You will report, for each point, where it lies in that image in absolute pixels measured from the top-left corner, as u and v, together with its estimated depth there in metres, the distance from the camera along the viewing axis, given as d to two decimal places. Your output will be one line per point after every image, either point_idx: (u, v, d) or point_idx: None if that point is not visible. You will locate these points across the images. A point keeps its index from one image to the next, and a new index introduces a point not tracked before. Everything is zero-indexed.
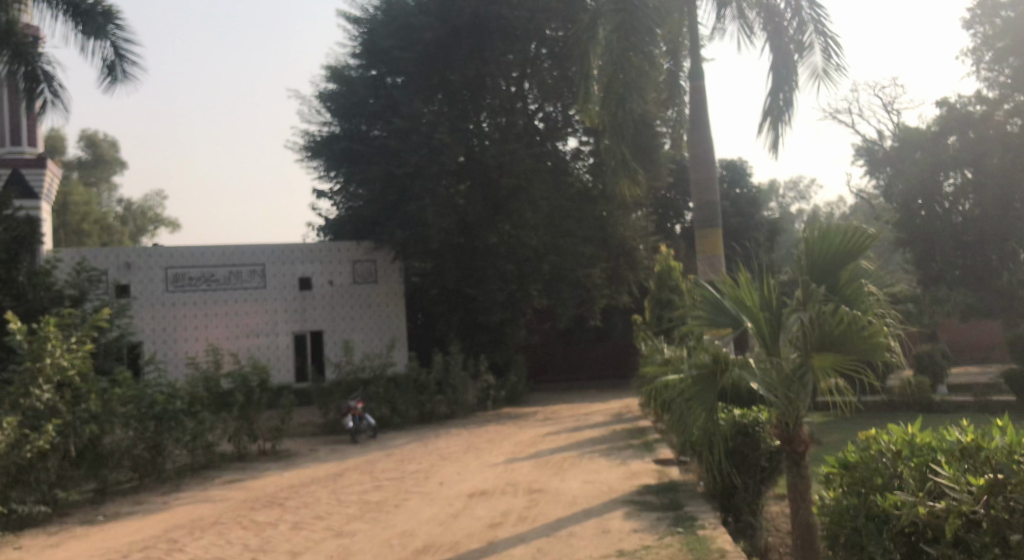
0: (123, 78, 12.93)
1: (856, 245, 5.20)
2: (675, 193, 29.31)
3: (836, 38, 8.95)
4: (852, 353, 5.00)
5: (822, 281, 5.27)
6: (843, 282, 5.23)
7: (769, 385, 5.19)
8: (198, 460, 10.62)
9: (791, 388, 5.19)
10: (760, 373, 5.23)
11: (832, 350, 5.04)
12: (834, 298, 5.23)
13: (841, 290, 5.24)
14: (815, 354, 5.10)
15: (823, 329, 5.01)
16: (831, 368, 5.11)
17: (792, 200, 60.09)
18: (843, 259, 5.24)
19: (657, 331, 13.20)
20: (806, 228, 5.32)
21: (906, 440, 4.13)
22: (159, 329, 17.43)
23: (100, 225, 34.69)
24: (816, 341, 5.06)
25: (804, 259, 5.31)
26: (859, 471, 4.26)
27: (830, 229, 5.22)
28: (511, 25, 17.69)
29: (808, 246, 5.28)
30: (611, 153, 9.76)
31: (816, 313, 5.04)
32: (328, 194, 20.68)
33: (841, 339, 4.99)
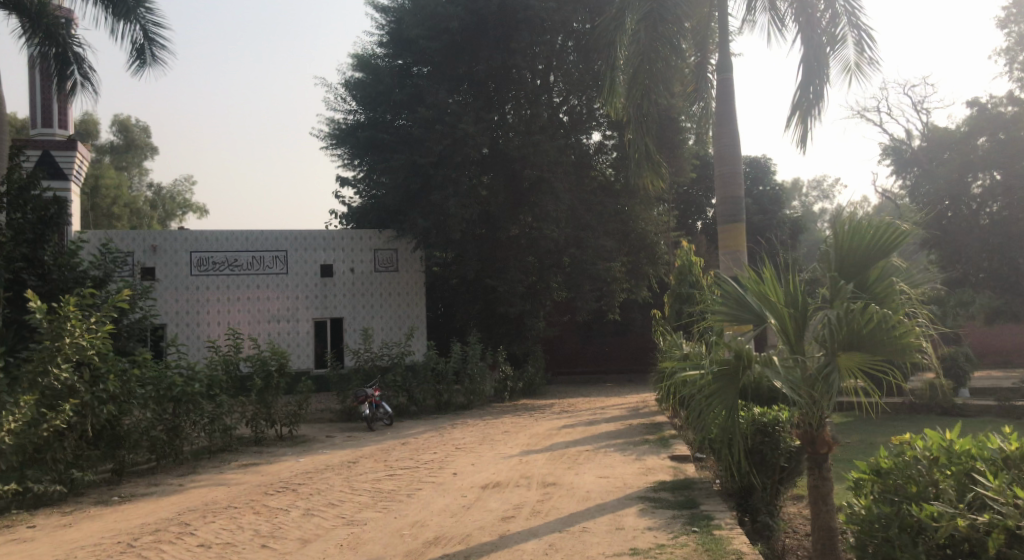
0: (151, 62, 12.97)
1: (888, 241, 5.08)
2: (698, 189, 29.06)
3: (870, 32, 8.75)
4: (880, 353, 4.86)
5: (850, 277, 5.17)
6: (872, 279, 5.10)
7: (793, 384, 5.09)
8: (215, 443, 10.67)
9: (815, 388, 5.08)
10: (783, 372, 5.13)
11: (859, 350, 4.91)
12: (863, 295, 5.10)
13: (870, 287, 5.11)
14: (840, 353, 4.97)
15: (851, 327, 4.89)
16: (857, 368, 4.97)
17: (816, 199, 59.48)
18: (873, 256, 5.12)
19: (676, 326, 13.07)
20: (836, 223, 5.22)
21: (943, 448, 4.12)
22: (182, 312, 17.61)
23: (128, 208, 35.04)
24: (842, 340, 4.93)
25: (832, 254, 5.20)
26: (892, 478, 4.22)
27: (861, 224, 5.12)
28: (538, 16, 17.53)
29: (837, 241, 5.17)
30: (636, 145, 9.63)
31: (843, 310, 4.92)
32: (351, 182, 20.69)
33: (868, 337, 4.85)
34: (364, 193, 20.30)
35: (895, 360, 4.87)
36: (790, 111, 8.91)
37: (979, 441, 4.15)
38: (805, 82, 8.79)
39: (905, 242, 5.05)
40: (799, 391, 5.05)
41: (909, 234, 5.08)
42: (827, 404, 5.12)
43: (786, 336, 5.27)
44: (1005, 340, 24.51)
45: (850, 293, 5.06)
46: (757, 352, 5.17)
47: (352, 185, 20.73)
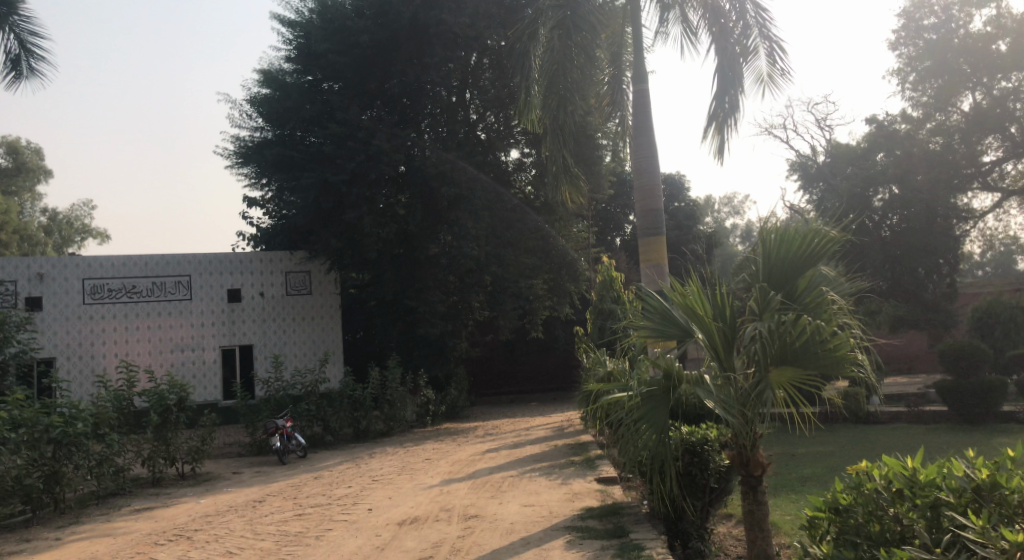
0: (29, 74, 12.06)
1: (817, 248, 4.90)
2: (615, 206, 29.31)
3: (782, 43, 8.74)
4: (813, 368, 4.66)
5: (780, 288, 4.95)
6: (801, 290, 4.90)
7: (726, 403, 4.83)
8: (105, 488, 9.73)
9: (748, 405, 4.86)
10: (717, 391, 4.86)
11: (792, 364, 4.70)
12: (793, 306, 4.89)
13: (800, 297, 4.91)
14: (772, 369, 4.73)
15: (783, 341, 4.67)
16: (789, 384, 4.77)
17: (727, 216, 61.49)
18: (802, 264, 4.92)
19: (599, 343, 12.83)
20: (764, 231, 5.01)
21: (908, 478, 3.76)
22: (74, 344, 16.36)
23: (19, 235, 32.84)
24: (775, 355, 4.70)
25: (761, 263, 4.99)
26: (854, 517, 3.86)
27: (787, 231, 4.93)
28: (451, 31, 17.24)
29: (765, 249, 4.98)
30: (554, 158, 9.34)
31: (774, 323, 4.69)
32: (260, 202, 19.79)
33: (801, 351, 4.65)
34: (274, 214, 19.40)
35: (829, 374, 4.69)
36: (707, 122, 8.84)
37: (945, 468, 3.83)
38: (720, 93, 8.72)
39: (833, 249, 4.88)
40: (733, 411, 4.81)
41: (838, 240, 4.91)
42: (759, 422, 4.91)
43: (715, 352, 5.04)
44: (908, 347, 25.41)
45: (778, 305, 4.84)
46: (685, 371, 4.93)
47: (261, 206, 19.83)
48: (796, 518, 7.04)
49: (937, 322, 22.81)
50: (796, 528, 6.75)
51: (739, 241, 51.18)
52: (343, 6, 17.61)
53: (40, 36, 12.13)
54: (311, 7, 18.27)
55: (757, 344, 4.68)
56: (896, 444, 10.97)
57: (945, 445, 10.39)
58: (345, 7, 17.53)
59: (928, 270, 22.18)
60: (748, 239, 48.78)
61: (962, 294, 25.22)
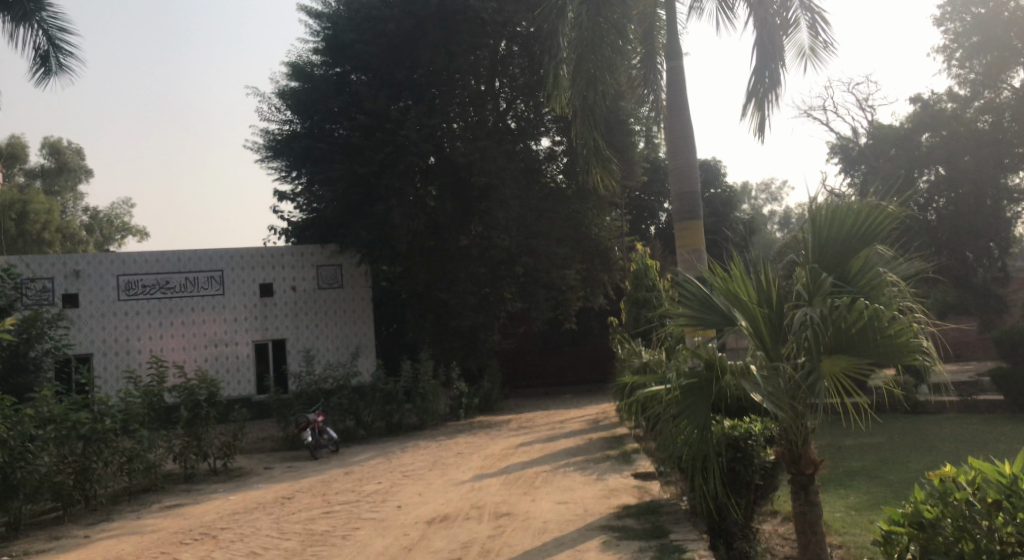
0: (57, 71, 12.04)
1: (872, 226, 4.52)
2: (649, 194, 28.79)
3: (824, 14, 8.28)
4: (871, 356, 4.28)
5: (831, 269, 4.58)
6: (854, 272, 4.52)
7: (775, 397, 4.45)
8: (136, 484, 9.67)
9: (798, 399, 4.51)
10: (764, 384, 4.47)
11: (848, 353, 4.31)
12: (846, 289, 4.50)
13: (854, 279, 4.52)
14: (825, 358, 4.34)
15: (837, 327, 4.29)
16: (842, 374, 4.40)
17: (763, 202, 60.50)
18: (856, 243, 4.54)
19: (634, 333, 12.46)
20: (814, 208, 4.63)
21: (1009, 486, 3.40)
22: (110, 340, 16.45)
23: (61, 234, 33.37)
24: (828, 344, 4.32)
25: (811, 241, 4.61)
26: (943, 533, 3.50)
27: (839, 208, 4.55)
28: (479, 18, 16.93)
29: (814, 227, 4.60)
30: (584, 141, 8.97)
31: (826, 308, 4.32)
32: (290, 196, 19.72)
33: (858, 338, 4.28)
34: (304, 207, 19.31)
35: (890, 363, 4.30)
36: (746, 99, 8.42)
37: None
38: (759, 68, 8.31)
39: (890, 225, 4.48)
40: (781, 404, 4.45)
41: (895, 218, 4.53)
42: (811, 417, 4.53)
43: (760, 340, 4.69)
44: (956, 333, 24.53)
45: (830, 288, 4.47)
46: (729, 362, 4.59)
47: (291, 200, 19.77)
48: (847, 516, 6.63)
49: (988, 308, 21.97)
50: (847, 526, 6.35)
51: (778, 228, 50.18)
52: None
53: (67, 32, 12.10)
54: None
55: (809, 331, 4.29)
56: (949, 435, 10.44)
57: (1003, 438, 9.85)
58: None
59: (977, 253, 21.24)
60: (785, 225, 47.87)
61: (1014, 279, 24.25)
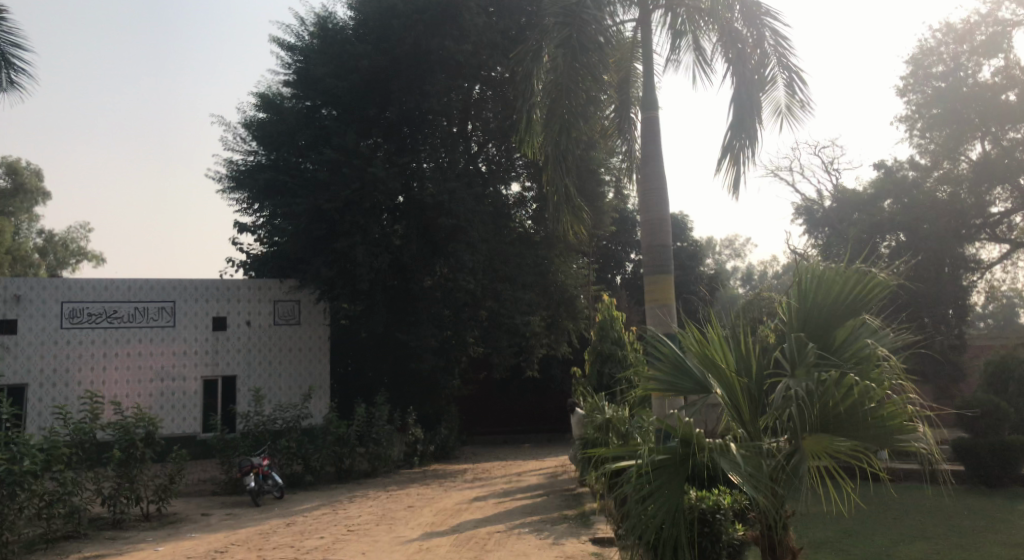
0: (7, 86, 11.54)
1: (860, 296, 4.51)
2: (616, 244, 28.78)
3: (801, 74, 8.21)
4: (856, 439, 4.23)
5: (816, 337, 4.55)
6: (840, 342, 4.47)
7: (754, 477, 4.31)
8: (54, 531, 8.94)
9: (778, 480, 4.39)
10: (741, 463, 4.34)
11: (833, 434, 4.25)
12: (832, 359, 4.46)
13: (839, 349, 4.48)
14: (808, 435, 4.27)
15: (824, 403, 4.22)
16: (824, 455, 4.31)
17: (727, 257, 61.36)
18: (844, 311, 4.53)
19: (598, 387, 12.10)
20: (802, 274, 4.63)
21: None
22: (48, 370, 15.59)
23: (11, 256, 32.17)
24: (815, 423, 4.25)
25: (797, 308, 4.59)
26: None
27: (827, 273, 4.57)
28: (454, 59, 16.66)
29: (802, 294, 4.60)
30: (555, 187, 8.74)
31: (812, 383, 4.24)
32: (251, 228, 19.18)
33: (845, 416, 4.22)
34: (265, 240, 18.78)
35: (878, 445, 4.22)
36: (721, 153, 8.29)
37: None
38: (736, 123, 8.20)
39: (879, 293, 4.48)
40: (760, 486, 4.28)
41: (885, 290, 4.52)
42: (789, 501, 4.43)
43: (738, 413, 4.71)
44: None
45: (814, 358, 4.38)
46: (706, 440, 4.51)
47: (252, 231, 19.24)
48: None
49: (945, 375, 21.98)
50: None
51: (740, 284, 50.63)
52: (345, 32, 17.22)
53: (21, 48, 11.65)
54: (311, 31, 17.86)
55: (795, 406, 4.20)
56: (916, 505, 10.16)
57: (970, 512, 9.57)
58: (346, 32, 17.16)
59: (935, 321, 21.34)
60: (748, 282, 48.32)
61: (971, 346, 24.47)
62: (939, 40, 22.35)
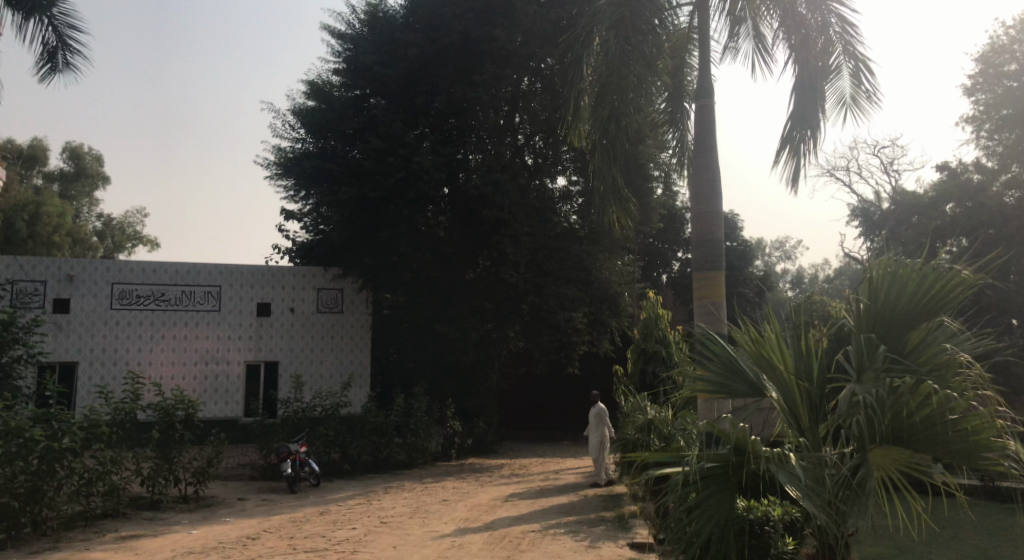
0: (63, 68, 11.69)
1: (939, 296, 4.25)
2: (663, 242, 28.28)
3: (868, 63, 7.75)
4: (932, 454, 3.97)
5: (887, 339, 4.34)
6: (913, 345, 4.27)
7: (813, 491, 4.12)
8: (92, 509, 9.01)
9: (839, 493, 4.19)
10: (800, 474, 4.16)
11: (905, 446, 4.01)
12: (905, 363, 4.23)
13: (913, 354, 4.25)
14: (876, 447, 4.03)
15: (896, 414, 4.01)
16: (895, 468, 4.01)
17: (777, 259, 60.15)
18: (919, 312, 4.29)
19: (641, 387, 11.74)
20: (874, 270, 4.41)
21: None
22: (98, 350, 15.84)
23: (72, 238, 33.10)
24: (886, 433, 4.03)
25: (868, 307, 4.38)
26: None
27: (901, 270, 4.34)
28: (505, 49, 16.39)
29: (872, 293, 4.38)
30: (602, 177, 8.45)
31: (883, 391, 4.07)
32: (297, 216, 19.24)
33: (920, 429, 3.97)
34: (311, 228, 18.82)
35: (958, 462, 3.95)
36: (779, 144, 7.89)
37: None
38: (797, 113, 7.80)
39: (960, 294, 4.21)
40: (819, 502, 4.09)
41: (968, 289, 4.24)
42: (852, 519, 4.19)
43: (794, 417, 4.52)
44: None
45: (884, 362, 4.20)
46: (760, 447, 4.29)
47: (298, 219, 19.29)
48: None
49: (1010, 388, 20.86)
50: None
51: (792, 287, 49.59)
52: (395, 20, 17.14)
53: (77, 30, 11.79)
54: (361, 19, 17.80)
55: (865, 415, 4.01)
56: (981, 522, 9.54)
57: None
58: (396, 20, 17.09)
59: (998, 331, 20.30)
60: (799, 285, 47.22)
61: None
62: (1012, 37, 21.32)
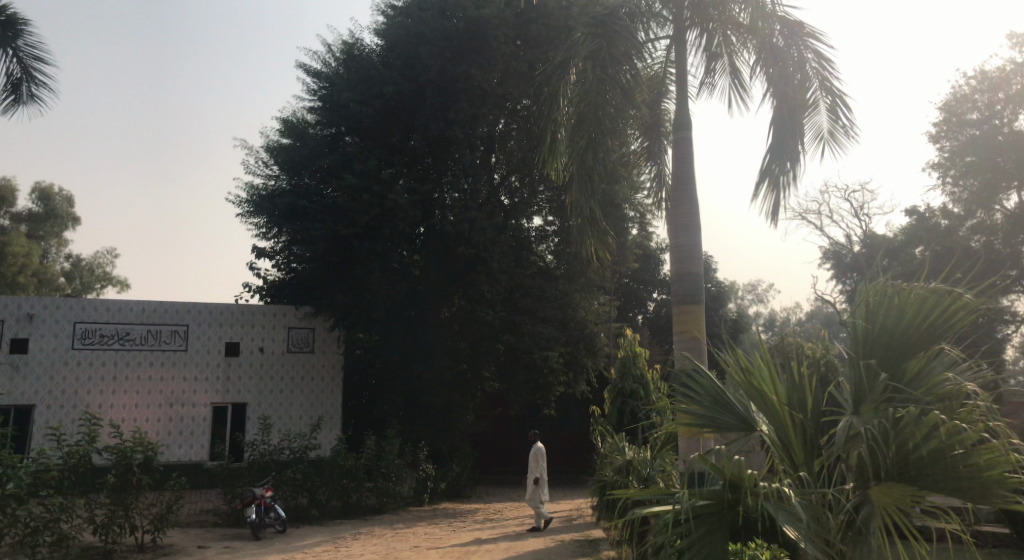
0: (28, 101, 11.40)
1: (939, 322, 4.34)
2: (638, 283, 28.24)
3: (845, 98, 7.77)
4: (941, 490, 3.98)
5: (886, 368, 4.45)
6: (913, 373, 4.38)
7: (816, 530, 4.03)
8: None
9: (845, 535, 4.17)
10: (800, 517, 3.99)
11: (911, 482, 4.03)
12: (905, 392, 4.35)
13: (913, 383, 4.38)
14: (880, 482, 4.07)
15: (901, 446, 4.04)
16: (899, 511, 4.03)
17: (751, 302, 60.52)
18: (919, 340, 4.39)
19: (619, 427, 11.45)
20: (871, 297, 4.54)
21: None
22: (57, 391, 15.24)
23: (38, 279, 32.34)
24: (890, 468, 4.07)
25: (866, 333, 4.50)
26: None
27: (898, 299, 4.44)
28: (480, 88, 16.38)
29: (869, 321, 4.51)
30: (579, 209, 8.30)
31: (887, 423, 4.10)
32: (269, 253, 18.89)
33: (927, 462, 3.99)
34: (282, 265, 18.48)
35: (965, 496, 3.96)
36: (759, 177, 7.86)
37: None
38: (776, 146, 7.79)
39: (959, 321, 4.30)
40: (821, 546, 3.98)
41: (968, 313, 4.31)
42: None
43: (787, 451, 4.60)
44: None
45: (883, 393, 4.34)
46: (759, 483, 4.11)
47: (269, 257, 18.93)
48: None
49: None
50: None
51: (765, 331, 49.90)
52: (371, 58, 17.06)
53: (42, 61, 11.53)
54: (337, 57, 17.74)
55: (869, 447, 4.05)
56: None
57: None
58: (372, 58, 17.02)
59: None
60: (772, 329, 47.43)
61: None
62: (974, 87, 21.74)
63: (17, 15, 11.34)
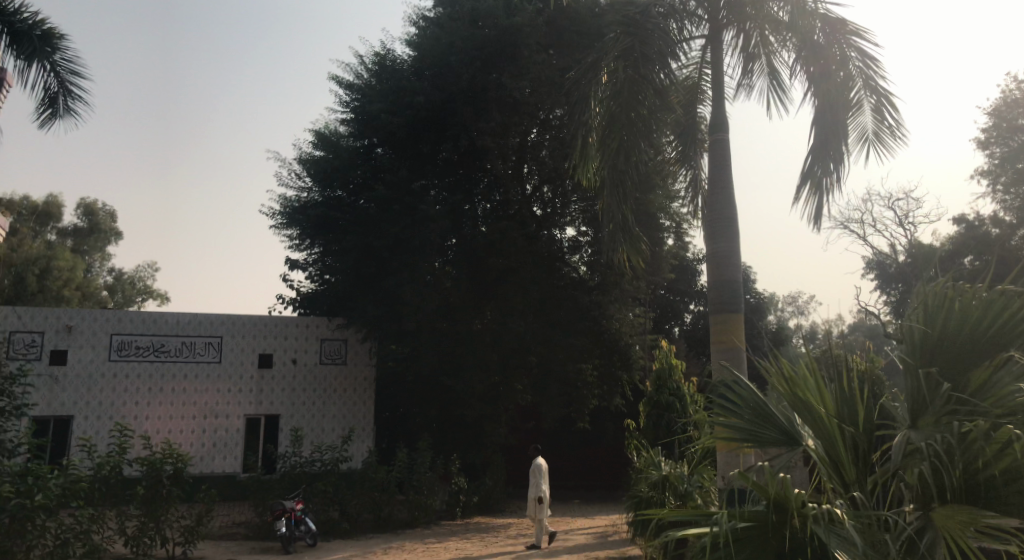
0: (65, 114, 11.53)
1: (1006, 330, 4.05)
2: (675, 295, 27.78)
3: (891, 98, 7.47)
4: (1012, 515, 3.74)
5: (946, 375, 4.18)
6: (979, 384, 4.07)
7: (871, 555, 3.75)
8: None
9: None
10: (853, 540, 3.75)
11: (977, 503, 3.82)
12: (969, 404, 4.06)
13: (977, 394, 4.06)
14: (941, 504, 3.84)
15: (967, 464, 3.83)
16: (959, 535, 3.71)
17: (790, 314, 59.36)
18: (981, 347, 4.11)
19: (654, 442, 11.14)
20: (928, 301, 4.31)
21: None
22: (93, 403, 15.36)
23: (82, 292, 32.97)
24: (956, 489, 3.84)
25: (922, 338, 4.26)
26: None
27: (959, 303, 4.18)
28: (512, 97, 16.03)
29: (926, 328, 4.25)
30: (610, 215, 8.00)
31: (951, 439, 3.88)
32: (302, 265, 18.94)
33: (993, 483, 3.79)
34: (315, 277, 18.51)
35: None
36: (800, 179, 7.57)
37: None
38: (818, 148, 7.49)
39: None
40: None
41: None
42: None
43: (836, 469, 4.33)
44: None
45: (944, 407, 4.09)
46: (808, 504, 3.85)
47: (302, 268, 18.98)
48: None
49: None
50: None
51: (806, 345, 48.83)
52: (402, 68, 17.02)
53: (79, 75, 11.65)
54: (369, 69, 17.74)
55: (933, 464, 3.84)
56: None
57: None
58: (404, 69, 16.99)
59: None
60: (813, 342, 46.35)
61: None
62: None
63: (53, 29, 11.48)
